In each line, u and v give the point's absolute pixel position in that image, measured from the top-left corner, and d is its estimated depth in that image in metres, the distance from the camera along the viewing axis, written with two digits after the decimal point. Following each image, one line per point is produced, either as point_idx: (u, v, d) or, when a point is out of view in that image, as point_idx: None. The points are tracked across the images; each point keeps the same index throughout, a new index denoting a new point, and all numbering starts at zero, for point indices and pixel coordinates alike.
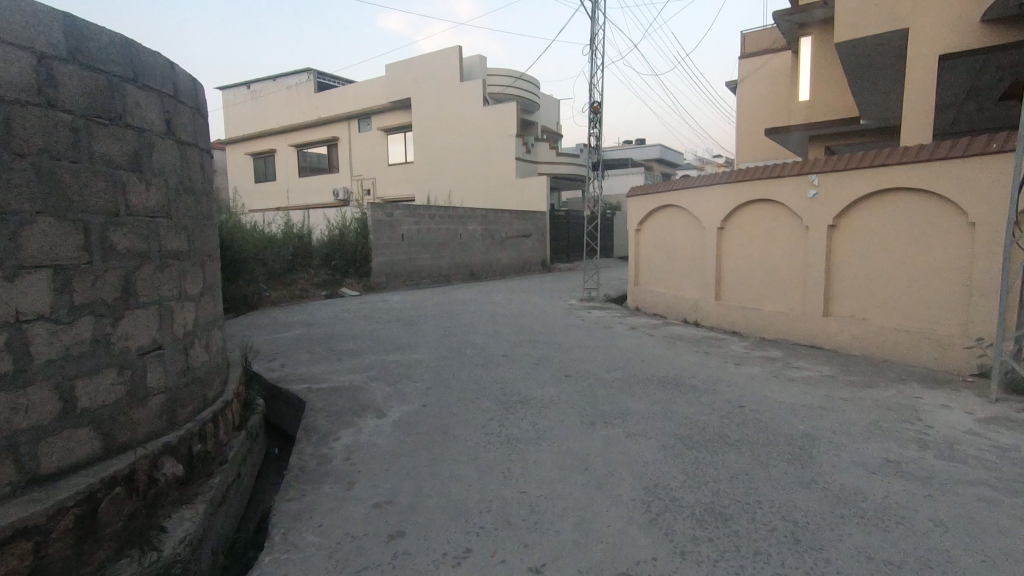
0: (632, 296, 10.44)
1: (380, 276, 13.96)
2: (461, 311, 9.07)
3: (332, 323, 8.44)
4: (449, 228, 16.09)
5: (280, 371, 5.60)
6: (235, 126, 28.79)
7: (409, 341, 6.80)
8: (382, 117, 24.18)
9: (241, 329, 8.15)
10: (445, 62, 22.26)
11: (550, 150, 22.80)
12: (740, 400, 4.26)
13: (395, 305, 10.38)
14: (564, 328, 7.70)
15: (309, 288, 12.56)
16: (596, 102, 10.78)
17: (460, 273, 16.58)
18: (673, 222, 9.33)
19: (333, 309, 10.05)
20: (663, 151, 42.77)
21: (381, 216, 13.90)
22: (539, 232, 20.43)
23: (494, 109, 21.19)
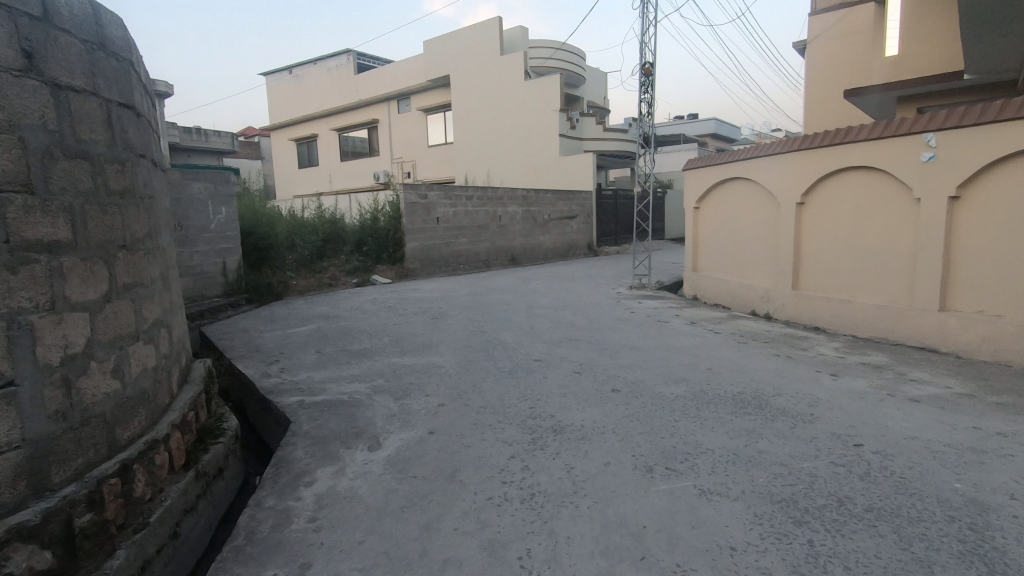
0: (689, 283, 9.24)
1: (415, 262, 13.21)
2: (496, 303, 8.14)
3: (353, 316, 7.69)
4: (489, 211, 15.17)
5: (277, 378, 4.83)
6: (278, 112, 28.69)
7: (431, 340, 5.93)
8: (422, 97, 23.36)
9: (256, 323, 7.51)
10: (484, 35, 21.14)
11: (596, 125, 21.39)
12: (852, 434, 3.12)
13: (425, 294, 9.58)
14: (612, 323, 6.67)
15: (340, 276, 11.92)
16: (648, 63, 9.46)
17: (501, 258, 15.68)
18: (739, 198, 8.04)
19: (360, 298, 9.34)
20: (718, 125, 40.44)
21: (415, 198, 13.10)
22: (585, 213, 19.23)
23: (536, 82, 19.95)
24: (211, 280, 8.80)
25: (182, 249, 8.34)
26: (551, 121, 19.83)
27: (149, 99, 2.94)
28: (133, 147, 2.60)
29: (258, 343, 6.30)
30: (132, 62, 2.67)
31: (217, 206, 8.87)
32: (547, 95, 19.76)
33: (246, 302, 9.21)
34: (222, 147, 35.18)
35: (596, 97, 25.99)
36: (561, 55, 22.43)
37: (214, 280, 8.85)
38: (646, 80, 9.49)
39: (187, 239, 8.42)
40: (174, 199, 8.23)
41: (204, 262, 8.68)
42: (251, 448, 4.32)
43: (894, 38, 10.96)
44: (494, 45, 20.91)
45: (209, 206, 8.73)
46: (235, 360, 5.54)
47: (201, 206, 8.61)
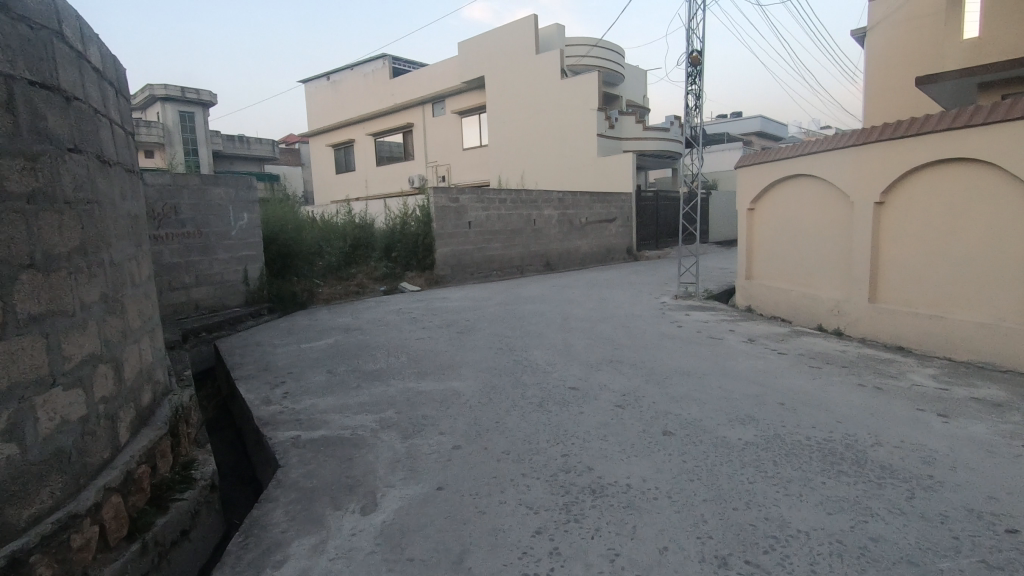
0: (743, 292, 8.35)
1: (446, 268, 12.68)
2: (529, 315, 7.46)
3: (374, 329, 7.15)
4: (523, 214, 14.53)
5: (278, 404, 4.29)
6: (316, 118, 28.88)
7: (454, 360, 5.29)
8: (456, 99, 22.97)
9: (274, 336, 7.06)
10: (519, 33, 20.57)
11: (636, 124, 20.48)
12: (997, 513, 2.31)
13: (453, 304, 8.99)
14: (658, 341, 5.89)
15: (368, 283, 11.48)
16: (696, 51, 8.62)
17: (535, 263, 15.01)
18: (801, 198, 7.14)
19: (385, 309, 8.83)
20: (764, 123, 38.78)
21: (446, 202, 12.57)
22: (624, 216, 18.35)
23: (573, 81, 19.23)
24: (233, 289, 8.46)
25: (202, 257, 8.02)
26: (589, 120, 19.05)
27: (90, 81, 2.38)
28: (57, 139, 2.05)
29: (269, 360, 5.82)
30: (59, 33, 2.13)
31: (239, 212, 8.53)
32: (585, 93, 19.02)
33: (268, 312, 8.83)
34: (262, 154, 35.81)
35: (636, 96, 25.03)
36: (598, 52, 21.62)
37: (236, 288, 8.51)
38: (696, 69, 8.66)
39: (208, 246, 8.09)
40: (194, 205, 7.91)
41: (226, 270, 8.35)
42: (244, 488, 3.78)
43: (973, 23, 9.82)
44: (530, 44, 20.31)
45: (230, 212, 8.39)
46: (239, 381, 5.04)
47: (223, 211, 8.29)
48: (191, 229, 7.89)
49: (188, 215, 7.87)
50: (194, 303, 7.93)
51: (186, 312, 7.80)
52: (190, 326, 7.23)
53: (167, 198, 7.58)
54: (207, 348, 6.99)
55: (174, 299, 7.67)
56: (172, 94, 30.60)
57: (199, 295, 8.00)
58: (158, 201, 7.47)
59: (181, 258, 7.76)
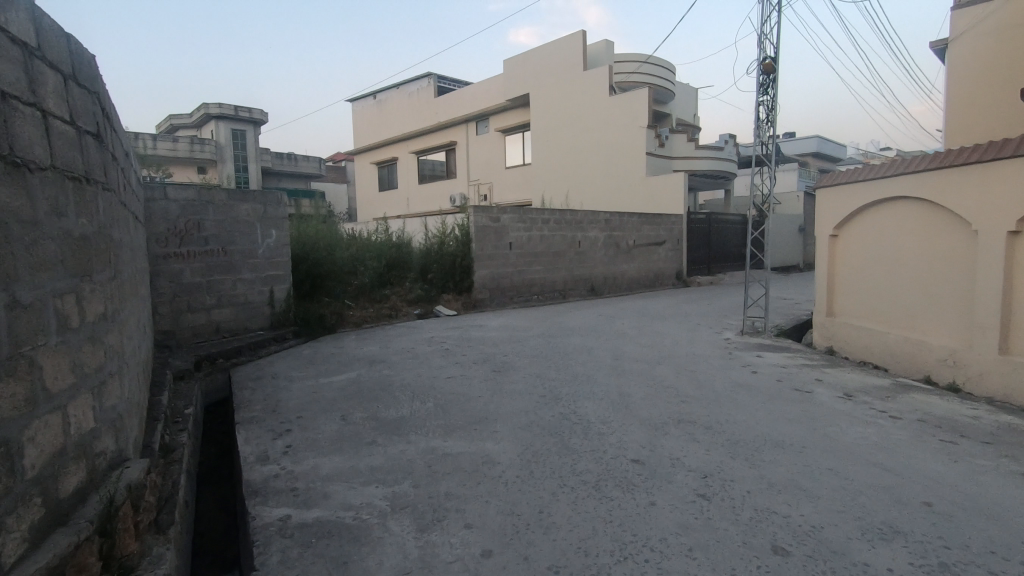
0: (824, 330, 7.25)
1: (484, 291, 11.94)
2: (575, 352, 6.60)
3: (402, 362, 6.43)
4: (567, 236, 13.72)
5: (275, 462, 3.57)
6: (361, 136, 29.05)
7: (487, 410, 4.47)
8: (500, 117, 22.54)
9: (294, 367, 6.42)
10: (565, 50, 20.00)
11: (687, 142, 19.45)
12: None
13: (489, 333, 8.21)
14: (731, 392, 4.92)
15: (401, 306, 10.84)
16: (769, 57, 7.70)
17: (579, 288, 14.13)
18: (902, 225, 6.07)
19: (416, 337, 8.11)
20: (821, 144, 36.98)
21: (486, 222, 11.89)
22: (674, 239, 17.27)
23: (622, 98, 18.44)
24: (257, 311, 7.95)
25: (225, 277, 7.54)
26: (638, 139, 18.18)
27: None
28: None
29: (281, 397, 5.16)
30: None
31: (266, 229, 8.05)
32: (634, 111, 18.18)
33: (294, 336, 8.26)
34: (309, 171, 36.38)
35: (686, 114, 24.01)
36: (648, 68, 20.79)
37: (260, 310, 7.99)
38: (768, 79, 7.74)
39: (232, 265, 7.62)
40: (219, 221, 7.46)
41: (250, 291, 7.85)
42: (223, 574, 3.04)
43: None
44: (577, 61, 19.69)
45: (257, 230, 7.92)
46: (241, 425, 4.37)
47: (249, 229, 7.82)
48: (214, 247, 7.42)
49: (212, 232, 7.40)
50: (216, 325, 7.43)
51: (205, 335, 7.29)
52: (208, 351, 6.70)
53: (192, 214, 7.15)
54: (223, 376, 6.42)
55: (193, 321, 7.17)
56: (226, 113, 31.51)
57: (221, 317, 7.49)
58: (181, 217, 7.03)
59: (203, 277, 7.27)
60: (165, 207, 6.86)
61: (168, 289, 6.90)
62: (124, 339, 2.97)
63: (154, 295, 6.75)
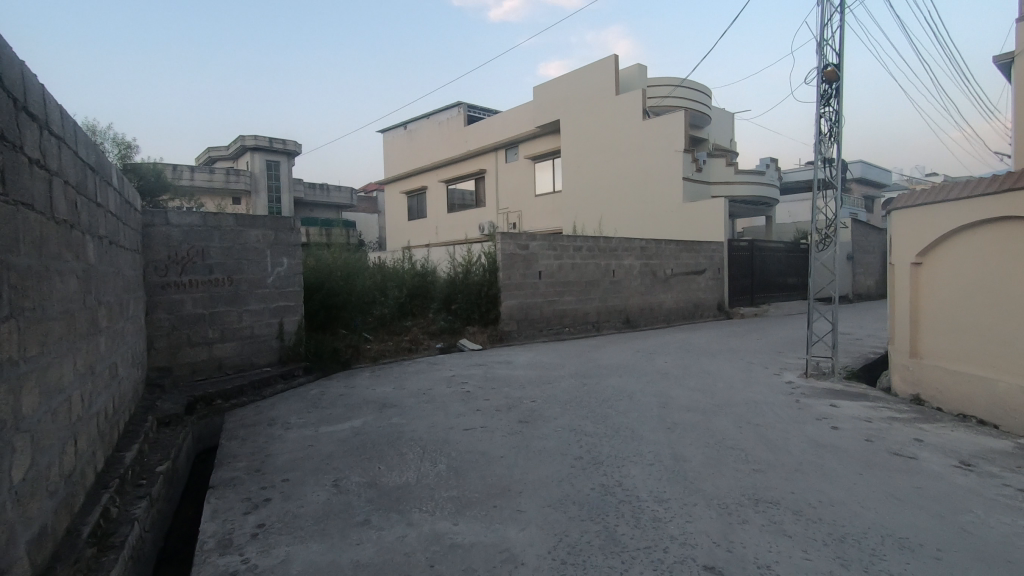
0: (908, 374, 6.21)
1: (511, 323, 11.13)
2: (615, 397, 5.71)
3: (415, 407, 5.64)
4: (601, 264, 12.90)
5: (238, 551, 2.80)
6: (391, 165, 29.08)
7: (509, 477, 3.61)
8: (531, 144, 22.11)
9: (296, 410, 5.71)
10: (597, 75, 19.51)
11: (725, 167, 18.53)
12: None
13: (516, 370, 7.38)
14: (813, 457, 3.96)
15: (423, 339, 10.11)
16: (831, 64, 6.86)
17: (614, 319, 13.21)
18: (1011, 252, 5.11)
19: (435, 375, 7.33)
20: (865, 169, 35.54)
21: (514, 249, 11.17)
22: (715, 267, 16.22)
23: (657, 121, 17.74)
24: (264, 345, 7.33)
25: (230, 308, 6.96)
26: (674, 163, 17.36)
27: None
28: None
29: (270, 451, 4.42)
30: None
31: (277, 257, 7.49)
32: (670, 134, 17.44)
33: (304, 372, 7.58)
34: (341, 201, 36.73)
35: (722, 139, 23.15)
36: (682, 91, 20.12)
37: (267, 344, 7.37)
38: (831, 87, 6.89)
39: (238, 295, 7.05)
40: (225, 248, 6.93)
41: (258, 323, 7.25)
42: None
43: None
44: (609, 85, 19.15)
45: (267, 257, 7.37)
46: (213, 489, 3.63)
47: (259, 256, 7.27)
48: (219, 276, 6.87)
49: (217, 260, 6.86)
50: (217, 361, 6.81)
51: (205, 372, 6.67)
52: (204, 391, 6.05)
53: (195, 240, 6.63)
54: (217, 420, 5.74)
55: (193, 356, 6.57)
56: (261, 144, 32.08)
57: (224, 352, 6.88)
58: (184, 244, 6.51)
59: (205, 308, 6.70)
60: (166, 233, 6.35)
61: (166, 322, 6.34)
62: (34, 395, 2.27)
63: (150, 328, 6.19)
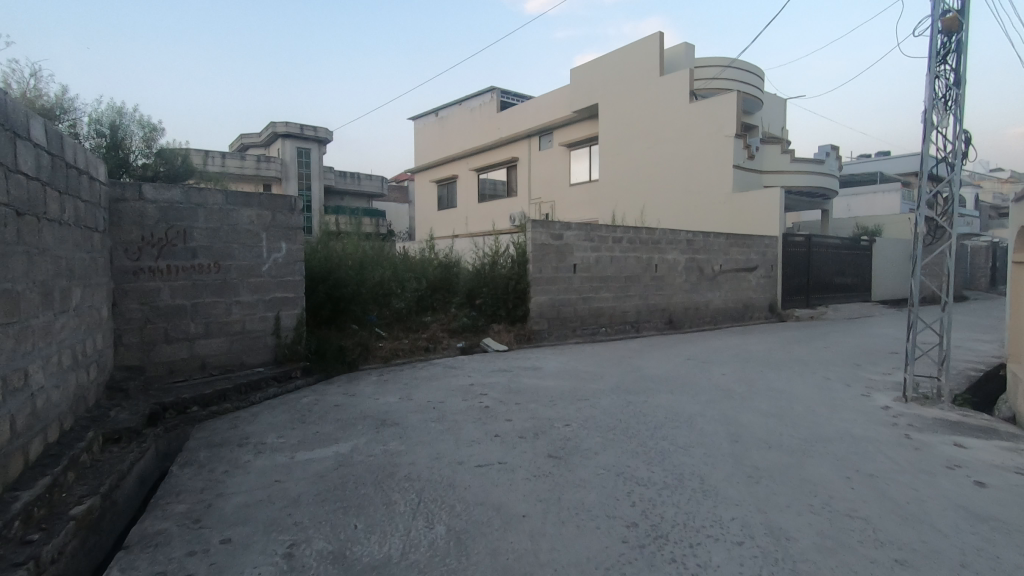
0: None
1: (541, 322, 10.00)
2: (669, 424, 4.54)
3: (420, 427, 4.58)
4: (642, 258, 11.63)
5: None
6: (422, 153, 28.22)
7: (533, 559, 2.50)
8: (566, 131, 20.87)
9: (278, 424, 4.73)
10: (641, 54, 18.07)
11: (780, 154, 16.92)
12: None
13: (545, 380, 6.26)
14: (978, 540, 2.73)
15: (442, 337, 9.07)
16: (951, 9, 5.44)
17: (655, 320, 11.94)
18: None
19: (450, 382, 6.27)
20: None
21: (546, 239, 10.01)
22: (768, 265, 14.73)
23: (705, 103, 16.24)
24: (256, 342, 6.40)
25: (217, 299, 6.04)
26: (724, 149, 15.87)
27: None
28: None
29: (225, 488, 3.43)
30: None
31: (275, 241, 6.56)
32: (720, 118, 15.93)
33: (302, 375, 6.63)
34: (371, 190, 36.19)
35: (774, 126, 21.40)
36: (731, 73, 18.52)
37: (260, 341, 6.45)
38: (949, 40, 5.49)
39: (226, 284, 6.12)
40: (212, 230, 6.00)
41: (251, 317, 6.34)
42: None
43: None
44: (653, 65, 17.71)
45: (263, 242, 6.45)
46: (124, 552, 2.65)
47: (253, 240, 6.36)
48: (204, 262, 5.94)
49: (202, 242, 5.93)
50: (201, 360, 5.91)
51: (186, 372, 5.77)
52: (177, 397, 5.15)
53: (176, 219, 5.73)
54: (186, 434, 4.82)
55: (171, 354, 5.68)
56: (292, 131, 31.63)
57: (209, 350, 5.97)
58: (161, 224, 5.61)
59: (187, 299, 5.79)
60: (139, 209, 5.45)
61: (139, 313, 5.46)
62: None
63: (118, 320, 5.31)
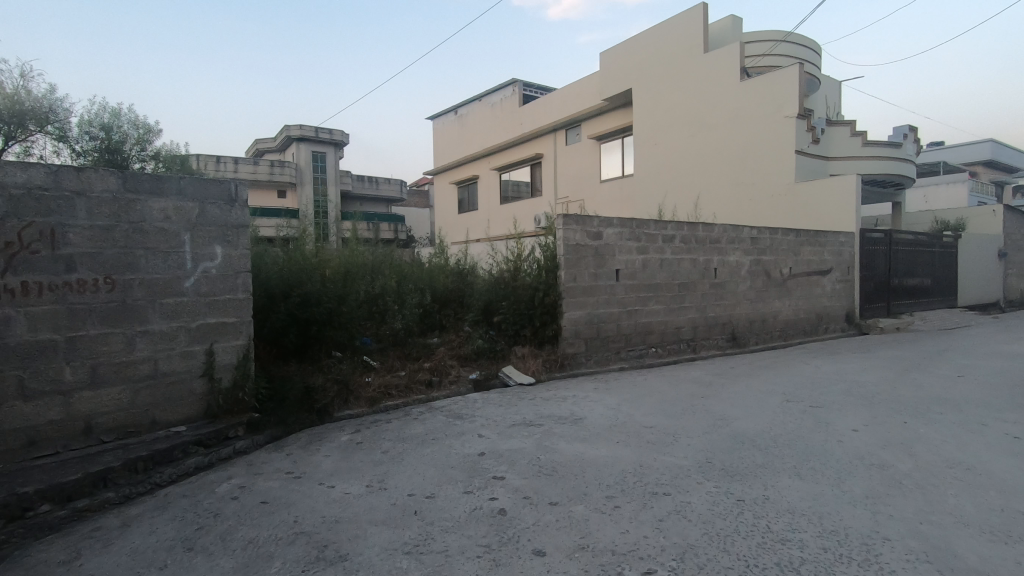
0: None
1: (577, 342, 7.92)
2: (841, 574, 2.42)
3: (381, 569, 2.56)
4: (698, 260, 9.46)
5: None
6: (441, 154, 26.44)
7: None
8: (597, 122, 18.78)
9: (142, 558, 2.74)
10: (680, 30, 15.84)
11: (849, 137, 14.54)
12: None
13: (591, 446, 4.17)
14: None
15: (450, 365, 7.04)
16: None
17: (715, 336, 9.73)
18: None
19: (449, 448, 4.24)
20: (996, 149, 30.28)
21: (582, 238, 7.94)
22: (843, 266, 12.37)
23: (759, 81, 13.94)
24: (176, 390, 4.49)
25: (110, 329, 4.15)
26: (783, 133, 13.49)
27: None
28: None
29: None
30: None
31: (205, 244, 4.66)
32: (778, 96, 13.59)
33: (245, 433, 4.69)
34: (391, 195, 34.61)
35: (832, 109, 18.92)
36: (786, 48, 16.20)
37: (181, 388, 4.52)
38: None
39: (126, 308, 4.23)
40: (101, 229, 4.13)
41: (166, 354, 4.44)
42: None
43: None
44: (695, 41, 15.50)
45: (186, 246, 4.56)
46: None
47: (171, 242, 4.47)
48: (90, 277, 4.07)
49: (84, 247, 4.05)
50: (82, 423, 4.00)
51: (56, 443, 3.88)
52: (11, 492, 3.27)
53: (39, 214, 3.88)
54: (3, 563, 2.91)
55: (32, 416, 3.79)
56: (307, 135, 30.28)
57: (96, 406, 4.07)
58: (12, 220, 3.78)
59: (59, 332, 3.92)
60: None
61: None
62: None
63: None
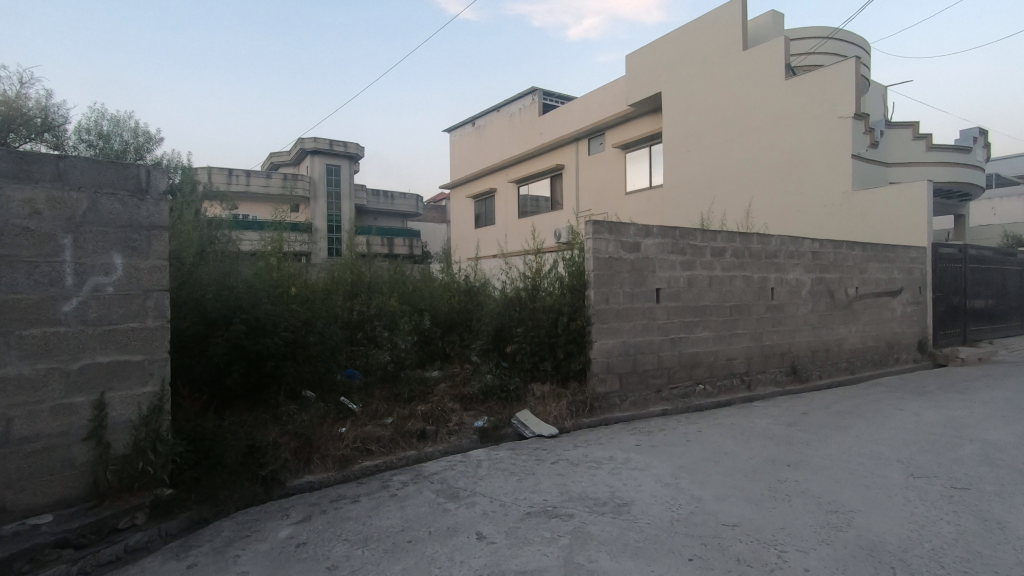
0: None
1: (610, 379, 6.40)
2: None
3: None
4: (753, 278, 7.91)
5: None
6: (458, 167, 25.25)
7: None
8: (624, 129, 17.40)
9: None
10: (715, 27, 14.43)
11: (911, 141, 12.89)
12: None
13: (651, 568, 2.67)
14: None
15: (451, 409, 5.56)
16: None
17: (773, 370, 8.13)
18: None
19: (431, 565, 2.77)
20: None
21: (616, 250, 6.48)
22: (915, 286, 10.67)
23: (809, 79, 12.42)
24: (43, 463, 3.11)
25: None
26: (837, 135, 11.92)
27: None
28: None
29: None
30: None
31: (96, 252, 3.31)
32: (831, 95, 12.04)
33: (149, 520, 3.29)
34: (406, 210, 33.58)
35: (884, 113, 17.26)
36: (833, 45, 14.69)
37: (51, 458, 3.14)
38: None
39: None
40: None
41: (27, 411, 3.07)
42: None
43: None
44: (732, 38, 14.08)
45: (67, 254, 3.22)
46: None
47: (42, 248, 3.14)
48: None
49: None
50: None
51: None
52: None
53: None
54: None
55: None
56: (321, 147, 29.27)
57: None
58: None
59: None
60: None
61: None
62: None
63: None
